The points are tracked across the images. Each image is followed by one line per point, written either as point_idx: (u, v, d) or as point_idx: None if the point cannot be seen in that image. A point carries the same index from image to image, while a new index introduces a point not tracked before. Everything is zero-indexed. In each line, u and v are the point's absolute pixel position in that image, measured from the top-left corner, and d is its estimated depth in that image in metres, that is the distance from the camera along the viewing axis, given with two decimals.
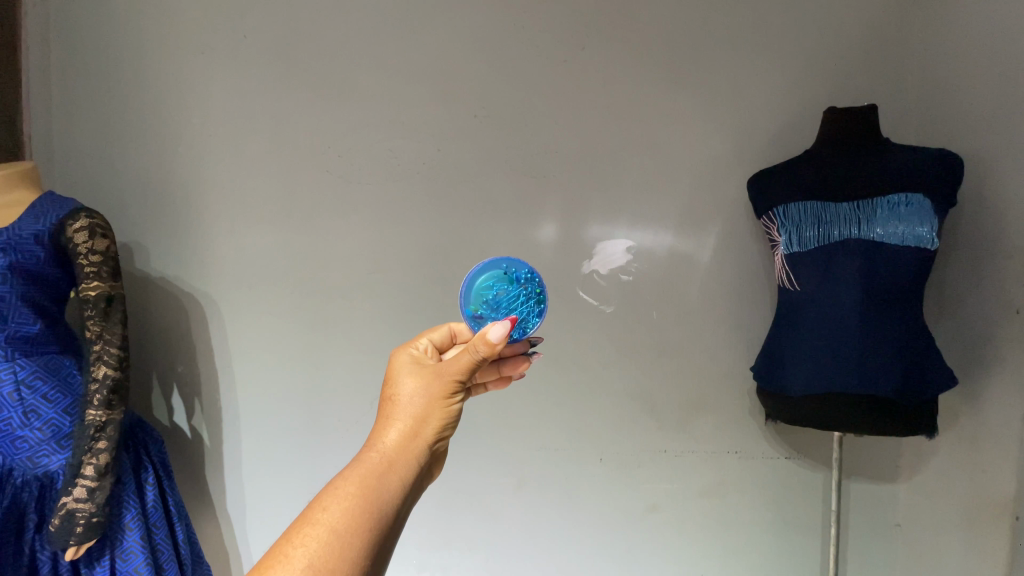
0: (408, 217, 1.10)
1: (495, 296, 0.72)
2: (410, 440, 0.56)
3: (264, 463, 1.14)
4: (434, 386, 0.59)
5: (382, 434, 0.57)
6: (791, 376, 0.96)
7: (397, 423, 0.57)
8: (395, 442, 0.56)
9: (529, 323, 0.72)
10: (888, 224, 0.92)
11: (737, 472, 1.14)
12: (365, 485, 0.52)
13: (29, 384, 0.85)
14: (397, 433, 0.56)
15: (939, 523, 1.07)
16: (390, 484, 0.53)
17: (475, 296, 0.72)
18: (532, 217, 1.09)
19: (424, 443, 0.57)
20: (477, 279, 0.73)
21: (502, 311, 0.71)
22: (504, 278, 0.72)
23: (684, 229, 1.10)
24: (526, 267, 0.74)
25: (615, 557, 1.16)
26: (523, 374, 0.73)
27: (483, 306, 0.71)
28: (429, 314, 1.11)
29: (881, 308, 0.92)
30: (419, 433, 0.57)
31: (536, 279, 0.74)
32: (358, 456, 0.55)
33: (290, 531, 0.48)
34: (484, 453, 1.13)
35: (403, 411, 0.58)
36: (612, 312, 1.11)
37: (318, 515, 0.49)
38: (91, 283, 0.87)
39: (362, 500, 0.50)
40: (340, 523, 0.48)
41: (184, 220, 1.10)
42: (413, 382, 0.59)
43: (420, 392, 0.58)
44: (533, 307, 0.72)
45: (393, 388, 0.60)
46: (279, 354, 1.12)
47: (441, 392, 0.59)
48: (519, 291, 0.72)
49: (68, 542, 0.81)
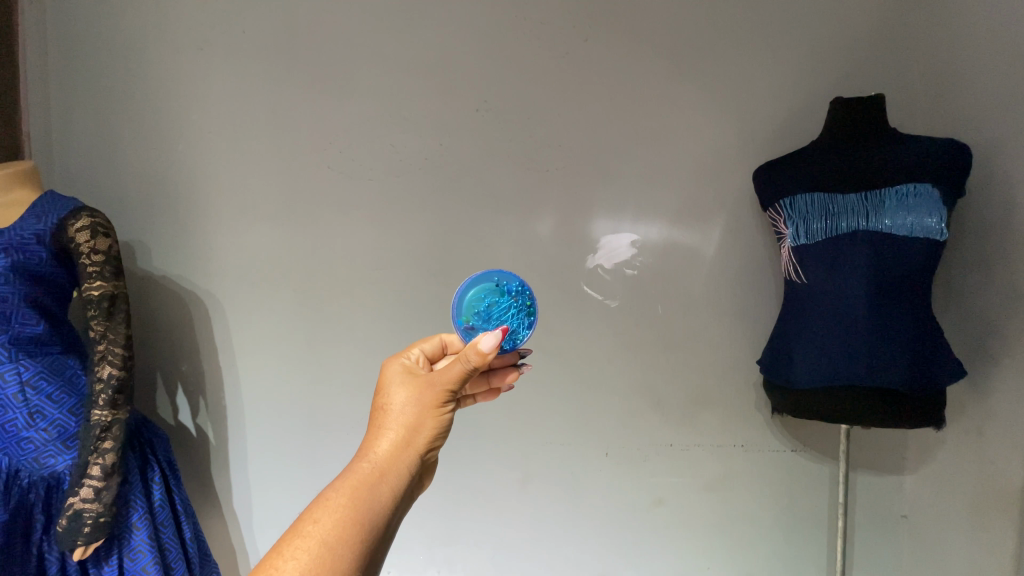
0: (409, 213, 1.09)
1: (487, 308, 0.71)
2: (402, 450, 0.56)
3: (269, 461, 1.14)
4: (426, 394, 0.58)
5: (374, 443, 0.56)
6: (798, 368, 0.95)
7: (389, 432, 0.57)
8: (387, 451, 0.56)
9: (519, 335, 0.71)
10: (896, 215, 0.91)
11: (743, 465, 1.14)
12: (355, 497, 0.51)
13: (33, 384, 0.85)
14: (389, 443, 0.56)
15: (946, 514, 1.07)
16: (381, 495, 0.52)
17: (467, 307, 0.71)
18: (535, 212, 1.09)
19: (416, 452, 0.57)
20: (468, 292, 0.72)
21: (493, 322, 0.71)
22: (496, 290, 0.71)
23: (689, 221, 1.09)
24: (516, 280, 0.73)
25: (621, 551, 1.16)
26: (512, 385, 0.72)
27: (474, 318, 0.71)
28: (433, 310, 1.11)
29: (889, 300, 0.91)
30: (411, 442, 0.57)
31: (526, 291, 0.73)
32: (350, 466, 0.55)
33: (280, 544, 0.48)
34: (489, 449, 1.13)
35: (395, 420, 0.58)
36: (616, 307, 1.10)
37: (309, 528, 0.48)
38: (94, 283, 0.86)
39: (355, 513, 0.50)
40: (331, 536, 0.48)
41: (186, 218, 1.09)
42: (404, 392, 0.59)
43: (411, 401, 0.58)
44: (523, 320, 0.72)
45: (386, 397, 0.59)
46: (284, 352, 1.12)
47: (432, 402, 0.58)
48: (510, 304, 0.71)
49: (75, 543, 0.81)
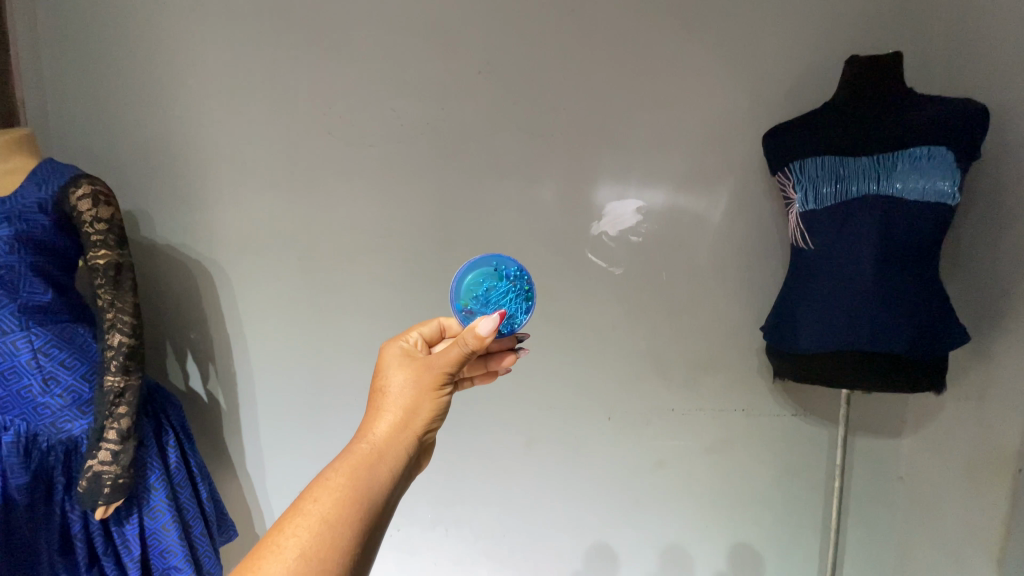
0: (412, 181, 1.08)
1: (485, 291, 0.71)
2: (401, 430, 0.57)
3: (280, 425, 1.16)
4: (424, 377, 0.60)
5: (373, 424, 0.58)
6: (801, 334, 0.96)
7: (387, 414, 0.58)
8: (386, 432, 0.57)
9: (517, 320, 0.71)
10: (908, 179, 0.89)
11: (744, 429, 1.16)
12: (354, 476, 0.53)
13: (46, 352, 0.86)
14: (387, 424, 0.57)
15: (942, 476, 1.09)
16: (380, 474, 0.54)
17: (465, 291, 0.71)
18: (539, 179, 1.07)
19: (414, 433, 0.58)
20: (466, 277, 0.72)
21: (492, 306, 0.71)
22: (494, 274, 0.71)
23: (696, 187, 1.07)
24: (515, 264, 0.73)
25: (623, 511, 1.19)
26: (510, 368, 0.73)
27: (473, 302, 0.71)
28: (437, 278, 1.11)
29: (895, 265, 0.90)
30: (409, 423, 0.58)
31: (525, 276, 0.73)
32: (349, 446, 0.56)
33: (280, 523, 0.49)
34: (494, 415, 1.16)
35: (393, 402, 0.59)
36: (620, 274, 1.10)
37: (309, 506, 0.50)
38: (99, 251, 0.86)
39: (353, 492, 0.51)
40: (331, 514, 0.49)
41: (186, 187, 1.08)
42: (402, 375, 0.60)
43: (409, 383, 0.60)
44: (522, 305, 0.72)
45: (384, 380, 0.61)
46: (290, 321, 1.13)
47: (430, 384, 0.60)
48: (509, 288, 0.71)
49: (97, 503, 0.84)
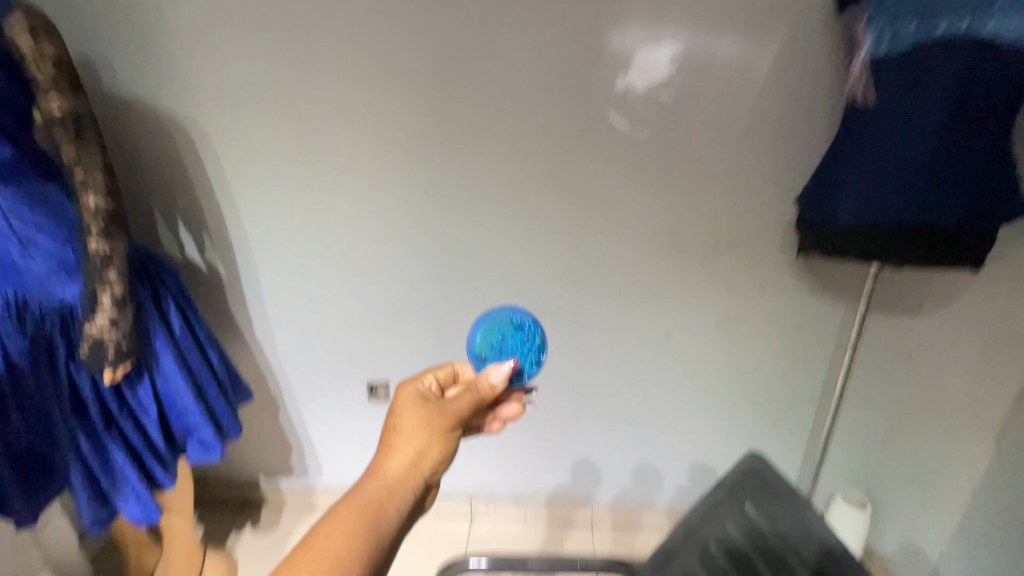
0: (405, 20, 0.91)
1: (499, 341, 0.69)
2: (411, 470, 0.54)
3: (285, 295, 1.14)
4: (436, 421, 0.56)
5: (383, 461, 0.54)
6: (840, 203, 0.88)
7: (398, 451, 0.54)
8: (397, 471, 0.53)
9: (530, 371, 0.69)
10: (1010, 8, 0.71)
11: (760, 305, 1.13)
12: (365, 514, 0.49)
13: (15, 213, 0.78)
14: (398, 463, 0.54)
15: (954, 352, 1.08)
16: (389, 514, 0.50)
17: (479, 338, 0.70)
18: (555, 19, 0.90)
19: (423, 474, 0.54)
20: (482, 323, 0.71)
21: (504, 355, 0.69)
22: (509, 326, 0.70)
23: (741, 30, 0.91)
24: (530, 318, 0.72)
25: (630, 380, 1.22)
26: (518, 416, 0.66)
27: (487, 348, 0.69)
28: (439, 140, 1.00)
29: (965, 125, 0.77)
30: (419, 464, 0.54)
31: (540, 330, 0.72)
32: (359, 483, 0.52)
33: (287, 563, 0.46)
34: (502, 289, 1.12)
35: (403, 441, 0.55)
36: (644, 138, 0.99)
37: (319, 542, 0.47)
38: (52, 100, 0.79)
39: (365, 529, 0.48)
40: (341, 550, 0.46)
41: (142, 28, 0.93)
42: (413, 413, 0.57)
43: (421, 424, 0.56)
44: (534, 357, 0.70)
45: (394, 418, 0.57)
46: (283, 187, 1.04)
47: (442, 428, 0.56)
48: (523, 341, 0.70)
49: (104, 366, 0.86)
